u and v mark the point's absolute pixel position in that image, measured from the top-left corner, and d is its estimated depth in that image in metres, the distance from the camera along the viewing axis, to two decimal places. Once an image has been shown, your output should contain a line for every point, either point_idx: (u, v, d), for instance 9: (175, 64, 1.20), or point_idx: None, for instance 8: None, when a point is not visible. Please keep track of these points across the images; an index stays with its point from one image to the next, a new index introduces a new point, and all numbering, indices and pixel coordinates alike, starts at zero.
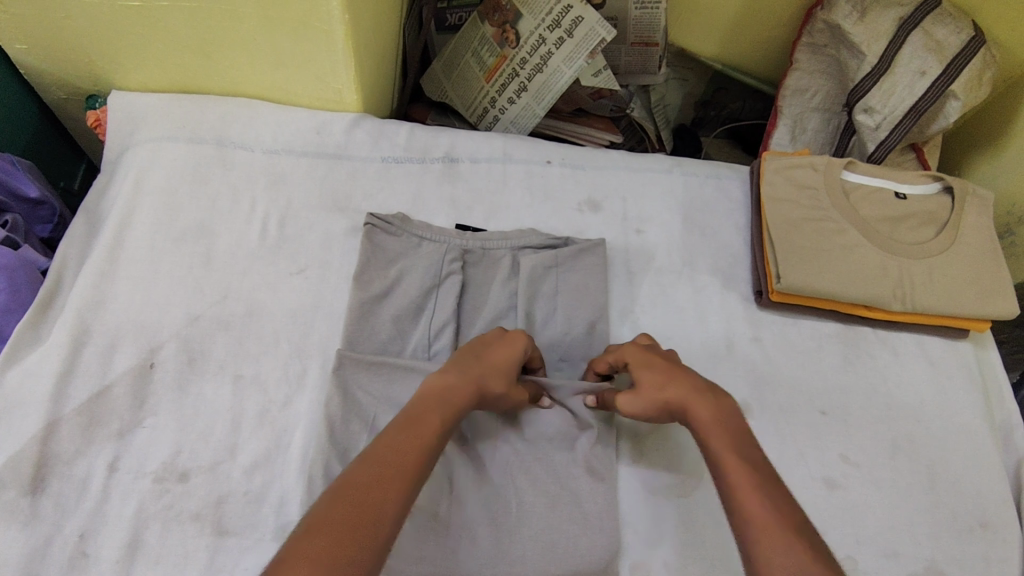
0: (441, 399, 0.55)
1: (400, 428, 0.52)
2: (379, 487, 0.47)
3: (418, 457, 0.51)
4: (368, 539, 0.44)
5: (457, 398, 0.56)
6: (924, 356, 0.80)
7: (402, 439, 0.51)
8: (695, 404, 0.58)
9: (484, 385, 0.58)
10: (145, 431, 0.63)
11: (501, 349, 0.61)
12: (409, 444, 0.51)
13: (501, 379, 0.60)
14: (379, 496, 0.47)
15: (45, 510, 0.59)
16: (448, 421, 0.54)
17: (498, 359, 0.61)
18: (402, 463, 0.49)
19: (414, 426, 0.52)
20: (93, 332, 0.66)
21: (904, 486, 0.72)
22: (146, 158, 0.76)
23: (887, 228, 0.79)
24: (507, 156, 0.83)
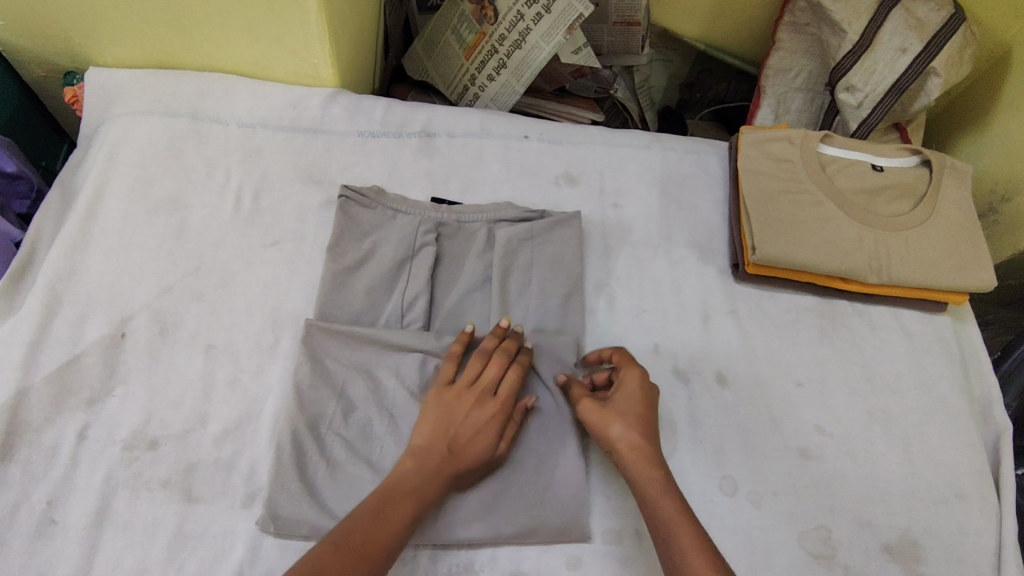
0: (417, 485, 0.57)
1: (375, 514, 0.54)
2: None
3: (387, 549, 0.53)
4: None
5: (433, 482, 0.57)
6: (902, 328, 0.80)
7: (373, 526, 0.53)
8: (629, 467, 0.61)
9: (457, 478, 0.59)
10: (115, 400, 0.63)
11: (482, 438, 0.60)
12: (376, 538, 0.53)
13: (478, 454, 0.60)
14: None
15: (13, 477, 0.59)
16: (420, 509, 0.56)
17: (480, 435, 0.60)
18: (372, 552, 0.52)
19: (388, 514, 0.54)
20: (64, 302, 0.66)
21: (880, 457, 0.72)
22: (120, 131, 0.76)
23: (864, 201, 0.78)
24: (485, 131, 0.83)
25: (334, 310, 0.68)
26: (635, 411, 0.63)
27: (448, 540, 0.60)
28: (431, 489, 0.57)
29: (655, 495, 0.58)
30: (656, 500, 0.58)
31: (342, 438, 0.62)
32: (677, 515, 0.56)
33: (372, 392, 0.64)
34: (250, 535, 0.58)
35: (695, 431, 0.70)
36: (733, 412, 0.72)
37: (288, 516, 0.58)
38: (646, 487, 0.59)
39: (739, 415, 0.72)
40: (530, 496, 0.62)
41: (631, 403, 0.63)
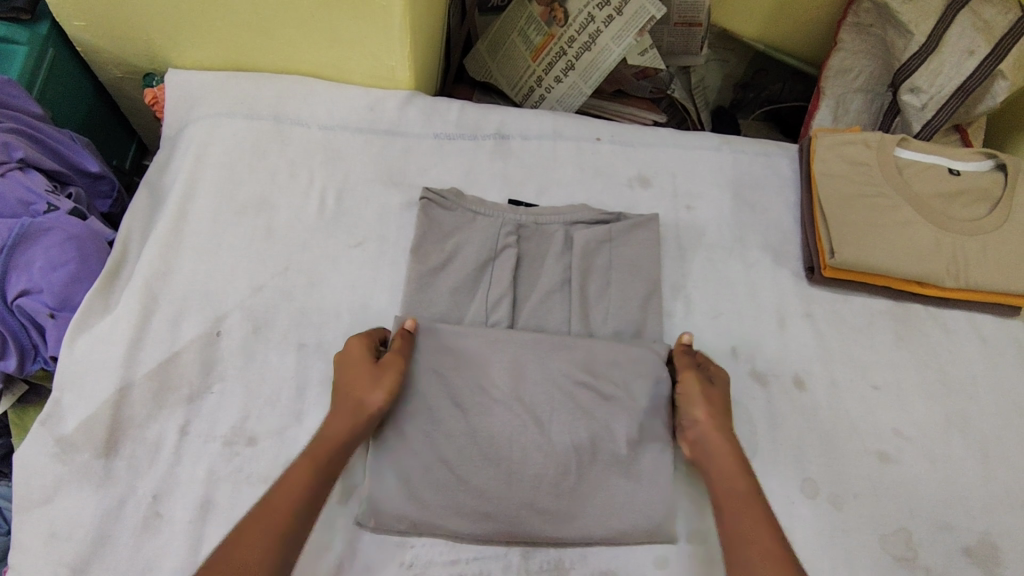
0: (317, 446, 0.58)
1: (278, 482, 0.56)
2: (244, 538, 0.51)
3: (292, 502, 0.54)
4: None
5: (327, 431, 0.59)
6: (975, 332, 0.80)
7: (275, 495, 0.54)
8: (722, 446, 0.61)
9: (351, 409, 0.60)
10: (213, 397, 0.65)
11: (353, 369, 0.62)
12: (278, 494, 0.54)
13: (355, 381, 0.61)
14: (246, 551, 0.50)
15: (119, 471, 0.61)
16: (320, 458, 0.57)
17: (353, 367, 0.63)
18: (277, 513, 0.53)
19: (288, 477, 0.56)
20: (160, 301, 0.68)
21: (957, 460, 0.72)
22: (205, 133, 0.77)
23: (940, 204, 0.78)
24: (557, 133, 0.83)
25: (419, 311, 0.69)
26: (726, 406, 0.65)
27: (537, 540, 0.62)
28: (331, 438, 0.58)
29: (734, 471, 0.60)
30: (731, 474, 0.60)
31: (436, 436, 0.63)
32: (747, 493, 0.58)
33: (463, 392, 0.64)
34: (348, 530, 0.61)
35: (775, 433, 0.71)
36: (811, 414, 0.72)
37: (389, 513, 0.61)
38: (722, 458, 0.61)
39: (817, 418, 0.72)
40: (619, 500, 0.63)
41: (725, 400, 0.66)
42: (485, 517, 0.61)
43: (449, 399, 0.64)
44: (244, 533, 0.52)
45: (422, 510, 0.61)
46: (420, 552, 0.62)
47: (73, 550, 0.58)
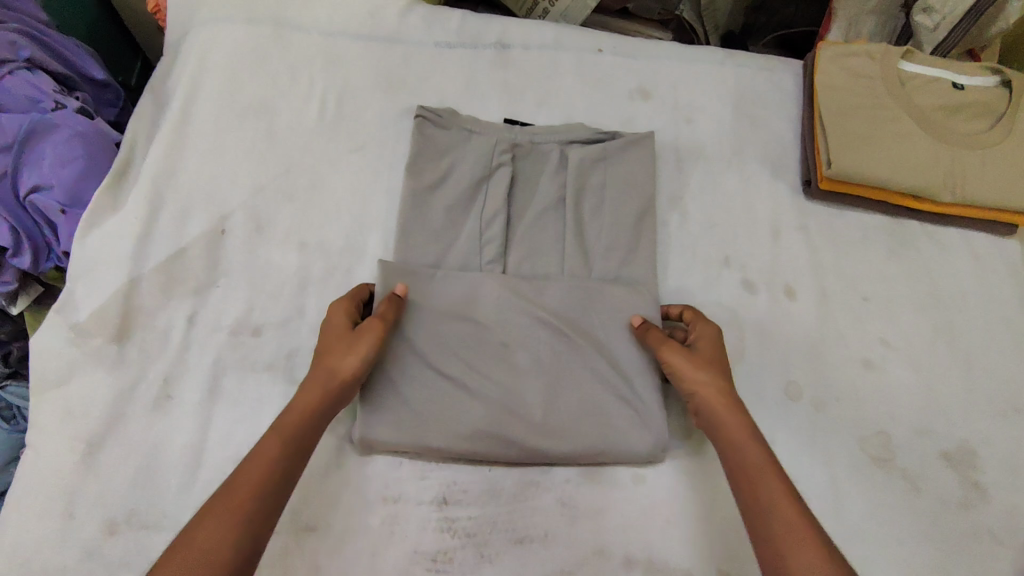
0: (289, 413, 0.56)
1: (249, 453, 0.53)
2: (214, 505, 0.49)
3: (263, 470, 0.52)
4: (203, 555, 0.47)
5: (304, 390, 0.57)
6: (969, 249, 0.80)
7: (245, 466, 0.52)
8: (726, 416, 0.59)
9: (328, 370, 0.58)
10: (218, 290, 0.67)
11: (332, 329, 0.61)
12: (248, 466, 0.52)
13: (332, 340, 0.60)
14: (210, 538, 0.48)
15: (130, 357, 0.64)
16: (297, 420, 0.55)
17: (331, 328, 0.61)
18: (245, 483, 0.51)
19: (260, 446, 0.53)
20: (166, 199, 0.70)
21: (941, 370, 0.74)
22: (206, 38, 0.78)
23: (943, 118, 0.77)
24: (559, 44, 0.83)
25: (416, 212, 0.70)
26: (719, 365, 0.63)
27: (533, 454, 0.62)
28: (306, 404, 0.56)
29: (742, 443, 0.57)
30: (752, 455, 0.56)
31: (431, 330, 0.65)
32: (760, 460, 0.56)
33: (457, 291, 0.67)
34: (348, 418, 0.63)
35: (765, 339, 0.72)
36: (800, 323, 0.74)
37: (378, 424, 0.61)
38: (737, 437, 0.58)
39: (806, 325, 0.74)
40: (611, 419, 0.64)
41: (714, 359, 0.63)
42: (483, 429, 0.62)
43: (443, 294, 0.66)
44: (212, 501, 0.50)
45: (415, 419, 0.62)
46: (411, 460, 0.63)
47: (87, 427, 0.61)
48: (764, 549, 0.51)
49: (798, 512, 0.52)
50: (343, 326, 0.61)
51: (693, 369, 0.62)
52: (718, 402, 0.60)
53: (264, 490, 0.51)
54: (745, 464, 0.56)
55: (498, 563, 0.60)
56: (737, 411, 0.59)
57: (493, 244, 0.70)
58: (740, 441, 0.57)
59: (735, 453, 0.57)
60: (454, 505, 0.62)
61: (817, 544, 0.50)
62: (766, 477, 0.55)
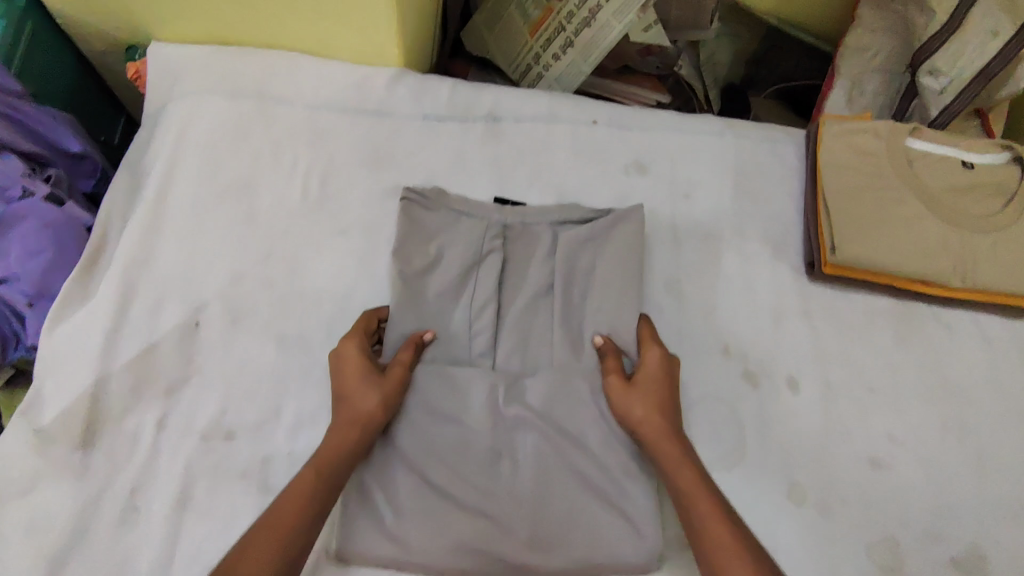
0: (321, 453, 0.57)
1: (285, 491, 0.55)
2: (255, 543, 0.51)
3: (304, 511, 0.53)
4: None
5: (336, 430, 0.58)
6: (979, 334, 0.77)
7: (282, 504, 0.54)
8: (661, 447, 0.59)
9: (354, 411, 0.59)
10: (191, 390, 0.64)
11: (351, 366, 0.61)
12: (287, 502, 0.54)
13: (354, 379, 0.60)
14: (254, 562, 0.49)
15: (97, 464, 0.61)
16: (332, 462, 0.57)
17: (349, 365, 0.62)
18: (284, 518, 0.52)
19: (294, 484, 0.55)
20: (138, 289, 0.67)
21: (950, 467, 0.70)
22: (184, 113, 0.75)
23: (951, 199, 0.74)
24: (552, 116, 0.80)
25: (401, 300, 0.67)
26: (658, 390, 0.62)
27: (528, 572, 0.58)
28: (338, 439, 0.58)
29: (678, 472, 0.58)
30: (688, 485, 0.57)
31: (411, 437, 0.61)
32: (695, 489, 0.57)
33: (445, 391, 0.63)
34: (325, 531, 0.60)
35: (766, 436, 0.69)
36: (802, 417, 0.70)
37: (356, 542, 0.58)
38: (671, 468, 0.58)
39: (809, 420, 0.70)
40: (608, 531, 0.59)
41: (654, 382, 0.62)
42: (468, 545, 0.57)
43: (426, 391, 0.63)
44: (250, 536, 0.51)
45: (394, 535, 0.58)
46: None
47: (48, 543, 0.57)
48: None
49: (734, 541, 0.53)
50: (362, 365, 0.61)
51: (628, 401, 0.61)
52: (652, 434, 0.60)
53: (301, 524, 0.53)
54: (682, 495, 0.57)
55: None
56: (670, 442, 0.59)
57: (484, 340, 0.67)
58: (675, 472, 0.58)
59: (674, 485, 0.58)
60: None
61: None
62: (702, 507, 0.55)
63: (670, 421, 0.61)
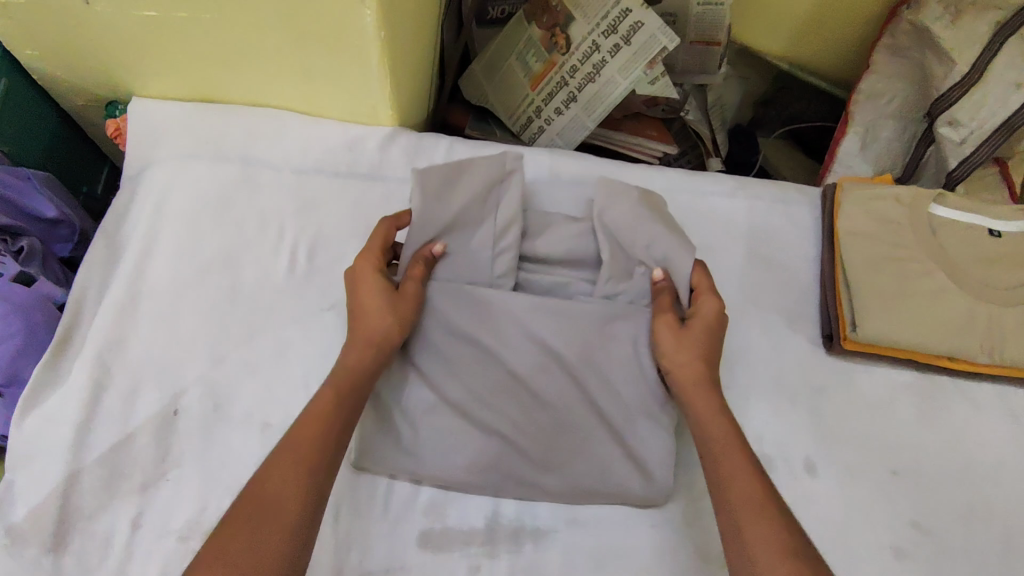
0: (328, 387, 0.57)
1: (295, 425, 0.54)
2: (268, 480, 0.50)
3: (315, 450, 0.52)
4: (267, 526, 0.47)
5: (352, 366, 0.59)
6: (1006, 409, 0.73)
7: (291, 441, 0.53)
8: (695, 394, 0.60)
9: (369, 335, 0.60)
10: (169, 485, 0.59)
11: (366, 289, 0.61)
12: (298, 439, 0.53)
13: (369, 305, 0.61)
14: (273, 496, 0.49)
15: (66, 569, 0.56)
16: (341, 398, 0.56)
17: (366, 289, 0.62)
18: (299, 456, 0.51)
19: (303, 419, 0.54)
20: (113, 374, 0.62)
21: (981, 558, 0.66)
22: (167, 177, 0.71)
23: (980, 270, 0.70)
24: (555, 174, 0.77)
25: (395, 386, 0.63)
26: (705, 344, 0.62)
27: None
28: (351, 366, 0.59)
29: (710, 419, 0.58)
30: (722, 437, 0.57)
31: (432, 448, 0.61)
32: (726, 437, 0.57)
33: (449, 439, 0.61)
34: None
35: None
36: (821, 505, 0.66)
37: None
38: (706, 419, 0.58)
39: (829, 507, 0.66)
40: None
41: (703, 330, 0.62)
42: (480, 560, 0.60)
43: (432, 460, 0.61)
44: (262, 475, 0.50)
45: None
46: None
47: None
48: (723, 526, 0.52)
49: (761, 491, 0.52)
50: (378, 291, 0.61)
51: (677, 342, 0.62)
52: (692, 384, 0.60)
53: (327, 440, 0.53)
54: (711, 439, 0.57)
55: None
56: (709, 395, 0.59)
57: None
58: (707, 418, 0.58)
59: (705, 429, 0.58)
60: None
61: (773, 524, 0.50)
62: (733, 458, 0.55)
63: (711, 372, 0.61)
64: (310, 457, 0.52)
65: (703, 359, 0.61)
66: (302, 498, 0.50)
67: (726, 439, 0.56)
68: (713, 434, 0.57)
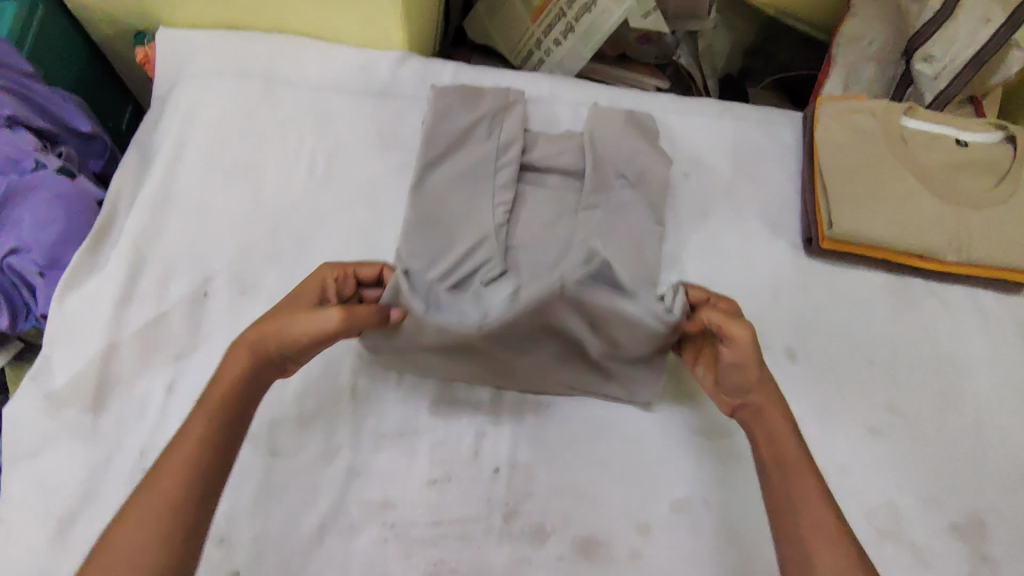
0: (211, 392, 0.54)
1: (180, 432, 0.52)
2: (144, 494, 0.48)
3: (187, 460, 0.50)
4: (127, 550, 0.45)
5: (241, 367, 0.55)
6: (976, 309, 0.78)
7: (174, 450, 0.50)
8: (770, 410, 0.58)
9: (262, 343, 0.56)
10: (200, 356, 0.65)
11: (290, 301, 0.59)
12: (177, 446, 0.50)
13: (278, 313, 0.58)
14: (138, 516, 0.47)
15: (106, 427, 0.62)
16: (222, 404, 0.53)
17: (294, 298, 0.60)
18: (173, 471, 0.49)
19: (185, 426, 0.52)
20: (147, 260, 0.68)
21: (948, 437, 0.71)
22: (194, 92, 0.76)
23: (947, 175, 0.76)
24: (554, 97, 0.82)
25: None
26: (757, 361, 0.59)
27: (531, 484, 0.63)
28: (234, 372, 0.55)
29: (782, 436, 0.56)
30: (794, 457, 0.55)
31: None
32: (800, 457, 0.55)
33: None
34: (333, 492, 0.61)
35: None
36: (801, 388, 0.71)
37: None
38: (779, 435, 0.57)
39: (808, 389, 0.71)
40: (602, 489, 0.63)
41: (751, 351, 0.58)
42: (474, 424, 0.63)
43: None
44: (143, 487, 0.49)
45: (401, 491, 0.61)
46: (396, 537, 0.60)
47: (59, 505, 0.59)
48: (790, 550, 0.51)
49: (836, 524, 0.51)
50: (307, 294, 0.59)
51: (748, 346, 0.58)
52: (767, 403, 0.58)
53: (198, 458, 0.50)
54: (779, 455, 0.55)
55: None
56: (781, 416, 0.57)
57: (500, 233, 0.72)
58: (779, 435, 0.57)
59: (775, 449, 0.56)
60: None
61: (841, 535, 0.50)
62: (806, 477, 0.54)
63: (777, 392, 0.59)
64: (178, 472, 0.49)
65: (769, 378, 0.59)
66: (168, 517, 0.47)
67: (799, 460, 0.55)
68: (783, 448, 0.56)
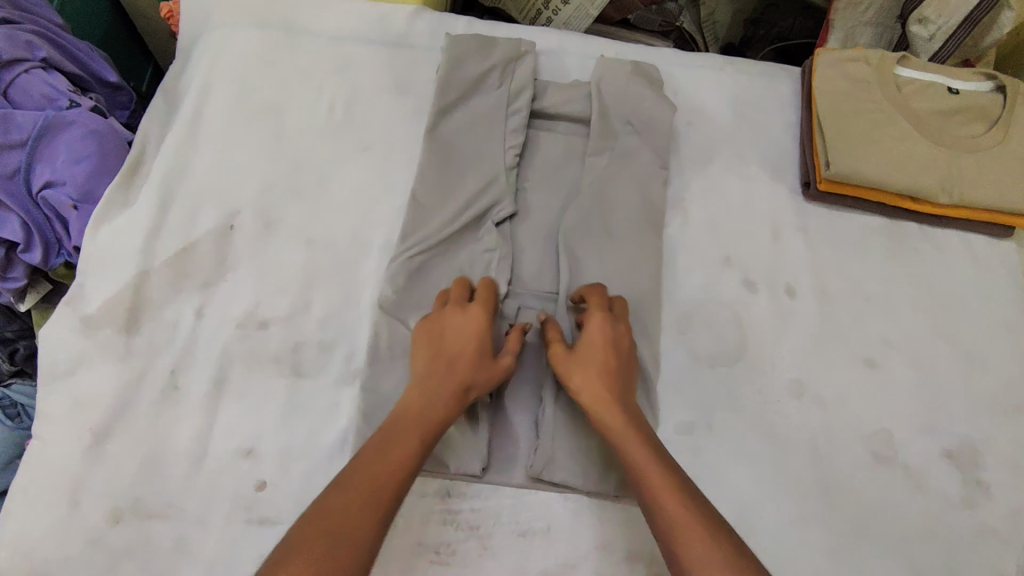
0: (410, 416, 0.55)
1: (375, 448, 0.52)
2: (353, 506, 0.48)
3: (393, 481, 0.51)
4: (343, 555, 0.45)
5: (434, 397, 0.56)
6: (968, 251, 0.81)
7: (376, 463, 0.51)
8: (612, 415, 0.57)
9: (465, 380, 0.58)
10: (227, 284, 0.68)
11: (459, 328, 0.60)
12: (382, 465, 0.51)
13: (454, 343, 0.60)
14: (353, 521, 0.47)
15: (138, 347, 0.65)
16: (425, 431, 0.55)
17: (464, 331, 0.60)
18: (379, 489, 0.50)
19: (387, 447, 0.52)
20: (176, 195, 0.71)
21: (942, 368, 0.74)
22: (218, 41, 0.79)
23: (938, 121, 0.79)
24: (562, 49, 0.85)
25: (423, 207, 0.71)
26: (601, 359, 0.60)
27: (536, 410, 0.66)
28: (441, 402, 0.56)
29: (627, 439, 0.56)
30: (645, 463, 0.53)
31: (455, 262, 0.70)
32: (658, 463, 0.53)
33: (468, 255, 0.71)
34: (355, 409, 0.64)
35: (765, 336, 0.73)
36: (800, 322, 0.74)
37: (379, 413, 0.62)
38: (629, 441, 0.55)
39: (807, 323, 0.74)
40: None
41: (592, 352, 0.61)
42: None
43: (456, 264, 0.70)
44: (347, 491, 0.49)
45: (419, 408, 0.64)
46: None
47: (96, 418, 0.62)
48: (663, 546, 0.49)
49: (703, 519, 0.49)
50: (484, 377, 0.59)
51: (585, 369, 0.60)
52: (600, 403, 0.58)
53: (410, 468, 0.52)
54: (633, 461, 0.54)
55: (501, 555, 0.60)
56: (621, 417, 0.57)
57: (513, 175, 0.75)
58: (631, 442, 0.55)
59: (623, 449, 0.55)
60: (457, 497, 0.62)
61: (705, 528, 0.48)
62: (654, 479, 0.52)
63: (617, 394, 0.59)
64: (381, 490, 0.50)
65: (612, 373, 0.60)
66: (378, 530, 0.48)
67: (649, 464, 0.53)
68: (634, 455, 0.54)
